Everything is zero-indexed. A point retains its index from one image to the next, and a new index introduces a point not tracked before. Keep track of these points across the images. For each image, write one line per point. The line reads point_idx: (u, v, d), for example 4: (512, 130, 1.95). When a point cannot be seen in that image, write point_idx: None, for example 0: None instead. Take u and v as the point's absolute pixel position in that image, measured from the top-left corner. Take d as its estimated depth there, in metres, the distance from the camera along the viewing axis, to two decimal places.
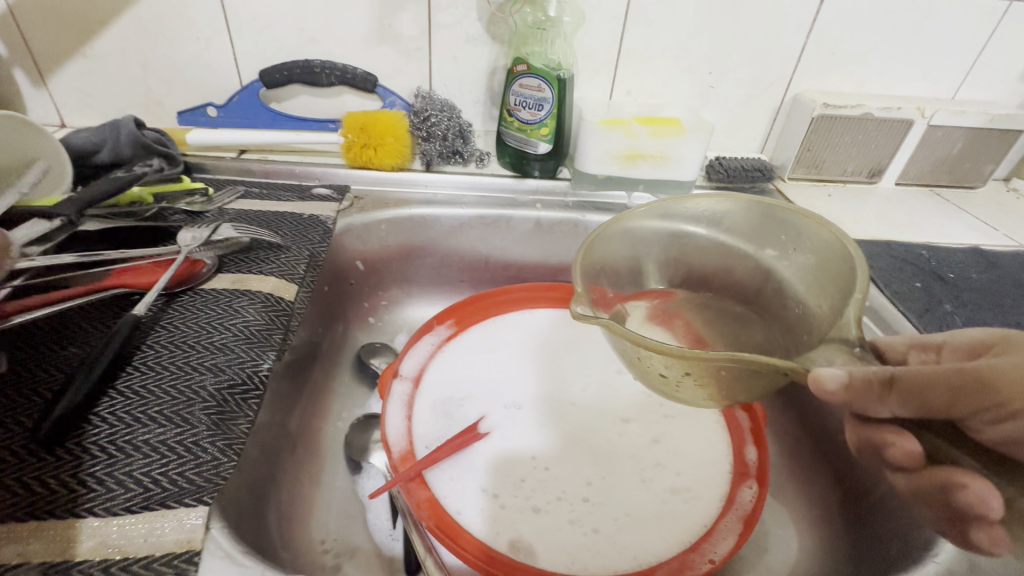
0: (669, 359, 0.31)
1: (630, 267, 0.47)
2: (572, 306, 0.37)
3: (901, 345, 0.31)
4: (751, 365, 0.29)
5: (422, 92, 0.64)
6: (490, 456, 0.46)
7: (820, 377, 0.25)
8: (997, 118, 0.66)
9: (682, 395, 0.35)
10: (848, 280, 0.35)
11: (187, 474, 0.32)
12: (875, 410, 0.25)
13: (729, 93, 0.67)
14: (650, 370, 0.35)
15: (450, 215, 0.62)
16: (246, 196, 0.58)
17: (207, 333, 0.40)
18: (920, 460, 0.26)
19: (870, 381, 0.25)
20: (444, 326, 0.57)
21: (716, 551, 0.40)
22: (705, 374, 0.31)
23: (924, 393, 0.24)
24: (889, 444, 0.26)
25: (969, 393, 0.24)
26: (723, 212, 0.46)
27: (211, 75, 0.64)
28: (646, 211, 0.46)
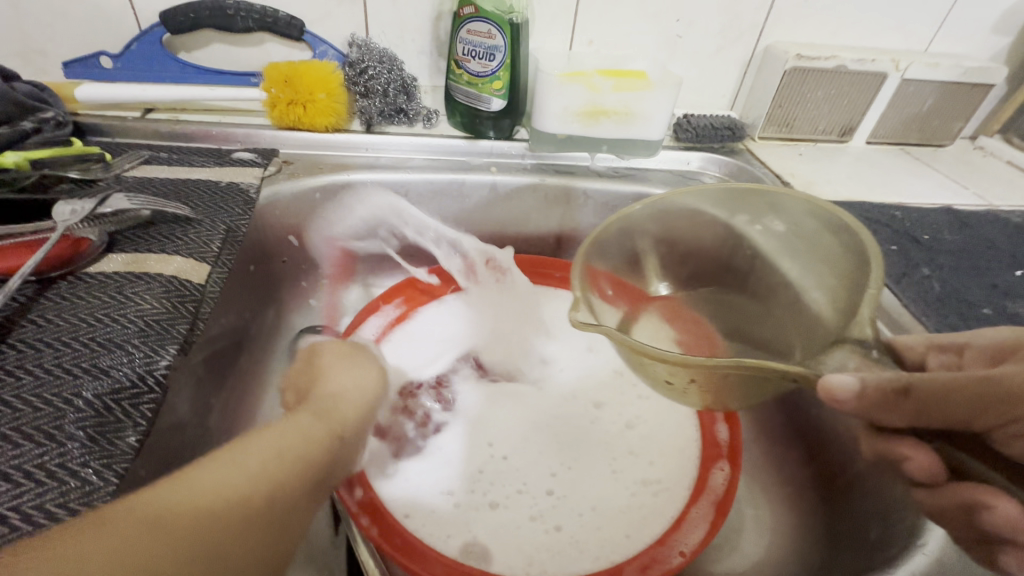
0: (676, 367, 0.27)
1: (622, 260, 0.42)
2: (571, 315, 0.32)
3: (921, 346, 0.30)
4: (758, 372, 0.25)
5: (358, 40, 0.56)
6: (454, 458, 0.41)
7: (830, 387, 0.24)
8: (970, 72, 0.63)
9: (684, 400, 0.32)
10: (855, 263, 0.32)
11: (47, 507, 0.25)
12: (886, 418, 0.25)
13: (698, 44, 0.62)
14: (654, 377, 0.31)
15: (394, 181, 0.55)
16: (151, 161, 0.50)
17: (89, 327, 0.33)
18: (934, 468, 0.26)
19: (884, 391, 0.24)
20: (392, 305, 0.51)
21: (686, 542, 0.37)
22: (710, 381, 0.28)
23: (940, 402, 0.24)
24: (908, 457, 0.27)
25: (991, 404, 0.24)
26: (705, 193, 0.41)
27: (101, 17, 0.54)
28: (638, 209, 0.40)
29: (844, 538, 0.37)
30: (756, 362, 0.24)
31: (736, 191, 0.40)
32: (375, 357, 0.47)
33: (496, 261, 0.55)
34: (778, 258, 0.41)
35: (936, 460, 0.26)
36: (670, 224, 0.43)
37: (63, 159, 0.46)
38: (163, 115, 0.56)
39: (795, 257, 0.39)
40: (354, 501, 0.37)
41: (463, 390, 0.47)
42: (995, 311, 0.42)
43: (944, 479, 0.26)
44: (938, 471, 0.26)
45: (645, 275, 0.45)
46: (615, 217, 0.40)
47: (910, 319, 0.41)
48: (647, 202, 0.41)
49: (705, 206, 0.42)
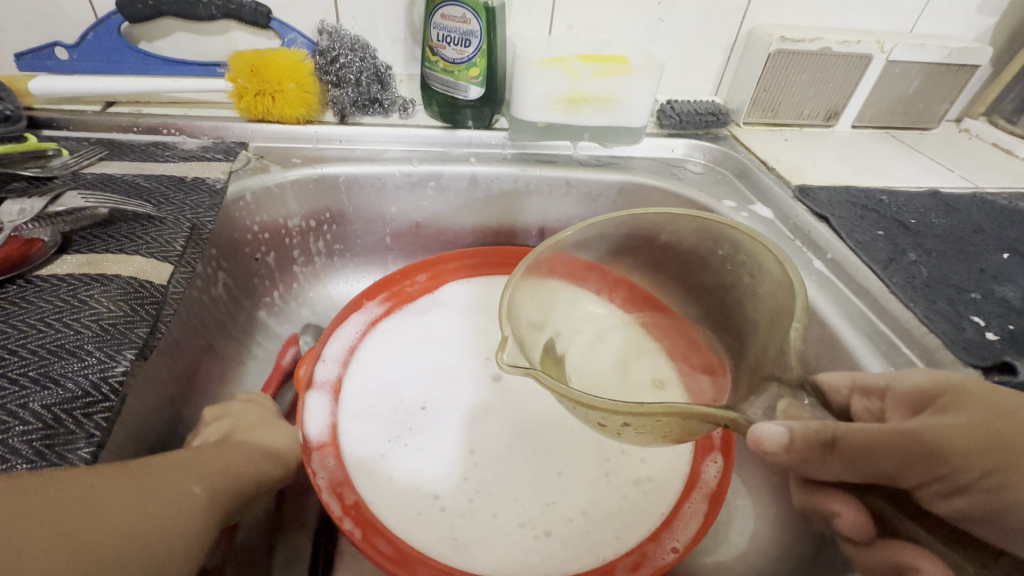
0: (602, 412, 0.26)
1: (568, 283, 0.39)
2: (497, 355, 0.30)
3: (844, 388, 0.29)
4: (690, 414, 0.24)
5: (327, 27, 0.54)
6: (443, 441, 0.41)
7: (759, 436, 0.24)
8: (955, 53, 0.62)
9: (625, 440, 0.30)
10: (786, 312, 0.30)
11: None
12: (819, 472, 0.25)
13: (680, 28, 0.61)
14: (588, 419, 0.30)
15: (370, 173, 0.53)
16: (111, 157, 0.48)
17: (39, 333, 0.32)
18: (862, 524, 0.27)
19: (811, 443, 0.25)
20: (374, 303, 0.49)
21: (679, 538, 0.36)
22: (645, 425, 0.26)
23: (864, 455, 0.25)
24: (838, 512, 0.27)
25: (914, 461, 0.24)
26: (660, 217, 0.37)
27: (55, 6, 0.51)
28: (580, 232, 0.37)
29: None
30: (685, 406, 0.24)
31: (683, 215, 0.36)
32: (353, 356, 0.46)
33: (467, 251, 0.53)
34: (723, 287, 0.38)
35: (863, 515, 0.26)
36: (624, 243, 0.40)
37: (18, 156, 0.44)
38: (125, 109, 0.54)
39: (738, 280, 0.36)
40: (337, 502, 0.37)
41: (448, 382, 0.45)
42: (983, 295, 0.41)
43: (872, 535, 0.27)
44: (867, 530, 0.27)
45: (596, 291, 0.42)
46: (545, 243, 0.35)
47: (896, 305, 0.40)
48: (582, 225, 0.37)
49: (650, 225, 0.38)
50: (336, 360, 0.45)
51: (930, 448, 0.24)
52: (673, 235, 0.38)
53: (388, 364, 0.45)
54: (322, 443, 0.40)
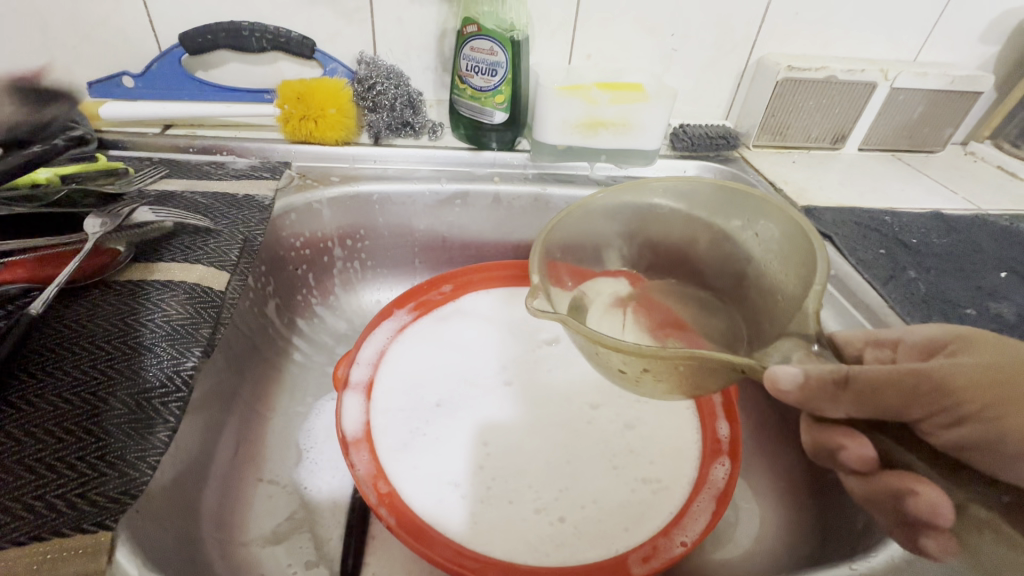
0: (628, 355, 0.29)
1: (591, 248, 0.43)
2: (527, 301, 0.33)
3: (858, 341, 0.31)
4: (707, 362, 0.27)
5: (366, 58, 0.59)
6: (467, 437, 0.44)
7: (776, 377, 0.26)
8: (958, 81, 0.65)
9: (640, 389, 0.33)
10: (809, 270, 0.33)
11: (69, 495, 0.28)
12: (829, 409, 0.25)
13: (692, 57, 0.64)
14: (608, 365, 0.33)
15: (401, 191, 0.57)
16: (170, 175, 0.53)
17: (123, 331, 0.36)
18: (869, 457, 0.26)
19: (825, 380, 0.25)
20: (403, 311, 0.53)
21: (686, 533, 0.39)
22: (663, 370, 0.29)
23: (875, 393, 0.25)
24: (844, 447, 0.27)
25: (920, 395, 0.25)
26: (684, 187, 0.41)
27: (124, 40, 0.57)
28: (608, 194, 0.41)
29: (834, 530, 0.38)
30: (703, 353, 0.26)
31: (717, 188, 0.40)
32: (385, 358, 0.49)
33: (490, 264, 0.57)
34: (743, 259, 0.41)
35: (870, 449, 0.26)
36: (651, 215, 0.43)
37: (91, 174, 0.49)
38: (181, 131, 0.59)
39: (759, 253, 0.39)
40: (373, 492, 0.40)
41: (477, 381, 0.48)
42: (978, 311, 0.44)
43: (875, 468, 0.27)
44: (870, 463, 0.26)
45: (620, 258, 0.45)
46: (576, 203, 0.40)
47: (895, 319, 0.43)
48: (609, 190, 0.41)
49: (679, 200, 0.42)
50: (369, 363, 0.49)
51: (938, 385, 0.25)
52: (694, 208, 0.42)
53: (425, 364, 0.49)
54: (357, 439, 0.43)
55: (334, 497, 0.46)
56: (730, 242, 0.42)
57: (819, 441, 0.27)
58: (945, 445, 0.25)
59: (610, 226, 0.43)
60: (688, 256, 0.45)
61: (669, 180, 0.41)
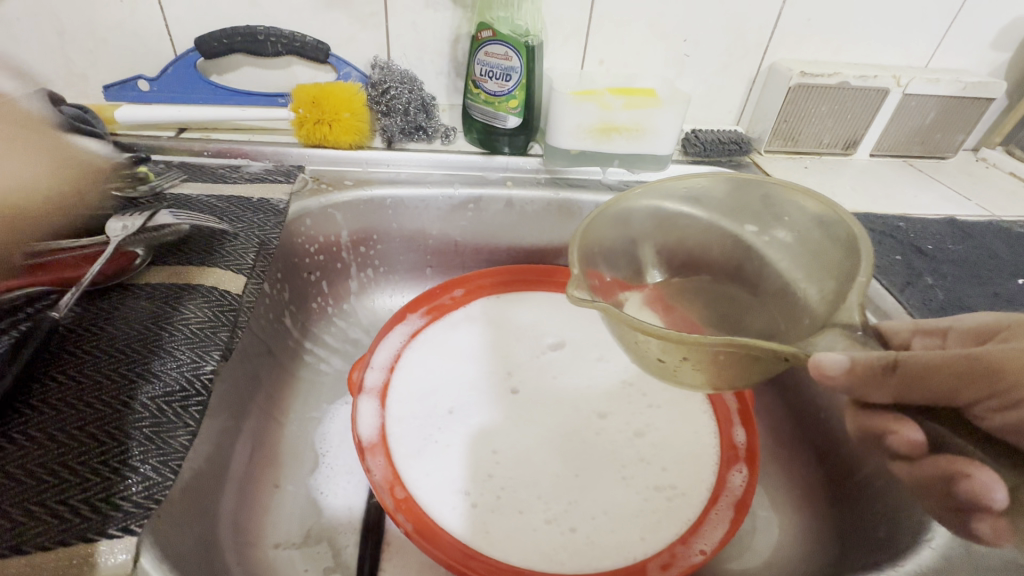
0: (668, 343, 0.29)
1: (625, 247, 0.43)
2: (569, 288, 0.33)
3: (906, 330, 0.30)
4: (748, 350, 0.27)
5: (380, 62, 0.59)
6: (477, 444, 0.44)
7: (821, 363, 0.25)
8: (970, 87, 0.65)
9: (677, 381, 0.33)
10: (851, 262, 0.33)
11: (91, 501, 0.28)
12: (874, 394, 0.25)
13: (705, 62, 0.65)
14: (646, 355, 0.32)
15: (415, 196, 0.57)
16: (187, 178, 0.53)
17: (142, 334, 0.36)
18: (919, 443, 0.26)
19: (873, 367, 0.25)
20: (417, 315, 0.53)
21: (705, 542, 0.39)
22: (703, 359, 0.29)
23: (923, 378, 0.24)
24: (892, 431, 0.26)
25: (975, 379, 0.24)
26: (717, 188, 0.42)
27: (140, 44, 0.57)
28: (644, 193, 0.42)
29: (852, 538, 0.38)
30: (744, 341, 0.26)
31: (730, 184, 0.42)
32: (400, 362, 0.49)
33: (503, 269, 0.57)
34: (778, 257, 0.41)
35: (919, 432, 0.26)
36: (684, 218, 0.44)
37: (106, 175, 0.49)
38: (195, 134, 0.60)
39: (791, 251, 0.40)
40: (390, 497, 0.40)
41: (494, 386, 0.48)
42: None
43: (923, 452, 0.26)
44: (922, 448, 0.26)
45: (640, 259, 0.45)
46: (616, 199, 0.40)
47: None
48: (646, 188, 0.42)
49: (688, 196, 0.43)
50: (383, 367, 0.49)
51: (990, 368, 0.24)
52: (725, 209, 0.43)
53: (452, 366, 0.50)
54: (372, 444, 0.43)
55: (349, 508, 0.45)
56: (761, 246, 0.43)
57: (865, 426, 0.27)
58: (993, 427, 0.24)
59: (644, 226, 0.44)
60: (701, 253, 0.46)
61: (680, 179, 0.42)
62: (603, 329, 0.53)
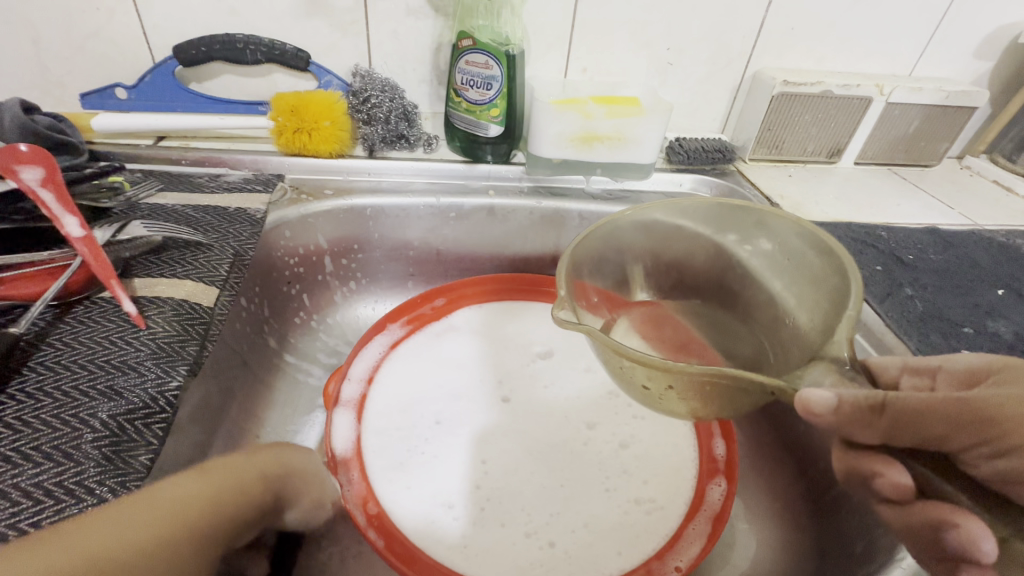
0: (653, 370, 0.28)
1: (612, 267, 0.43)
2: (554, 310, 0.33)
3: (895, 369, 0.29)
4: (734, 381, 0.26)
5: (360, 71, 0.59)
6: (454, 455, 0.43)
7: (808, 400, 0.24)
8: (953, 95, 0.65)
9: (664, 409, 0.33)
10: (839, 295, 0.32)
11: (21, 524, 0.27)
12: (862, 436, 0.24)
13: (688, 71, 0.64)
14: (632, 381, 0.32)
15: (395, 205, 0.57)
16: (165, 188, 0.52)
17: (106, 350, 0.35)
18: (905, 485, 0.24)
19: (861, 407, 0.24)
20: (397, 326, 0.52)
21: (682, 558, 0.38)
22: (689, 388, 0.29)
23: (913, 423, 0.23)
24: (879, 474, 0.25)
25: (967, 423, 0.23)
26: (701, 208, 0.41)
27: (118, 52, 0.57)
28: (634, 213, 0.41)
29: (832, 553, 0.38)
30: (730, 370, 0.26)
31: (718, 206, 0.41)
32: (379, 373, 0.49)
33: (483, 277, 0.57)
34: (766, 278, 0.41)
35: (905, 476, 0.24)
36: (671, 239, 0.43)
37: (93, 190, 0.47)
38: (174, 143, 0.59)
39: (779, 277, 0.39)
40: (362, 513, 0.40)
41: (477, 396, 0.48)
42: (976, 329, 0.44)
43: (911, 498, 0.24)
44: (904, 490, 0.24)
45: (623, 284, 0.45)
46: (605, 220, 0.39)
47: (893, 337, 0.43)
48: (636, 207, 0.41)
49: (663, 215, 0.42)
50: (361, 379, 0.48)
51: (982, 413, 0.23)
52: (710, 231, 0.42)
53: (434, 380, 0.49)
54: (347, 459, 0.43)
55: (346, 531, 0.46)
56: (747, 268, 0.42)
57: (851, 467, 0.26)
58: (984, 474, 0.23)
59: (633, 245, 0.43)
60: (689, 272, 0.46)
61: (669, 202, 0.41)
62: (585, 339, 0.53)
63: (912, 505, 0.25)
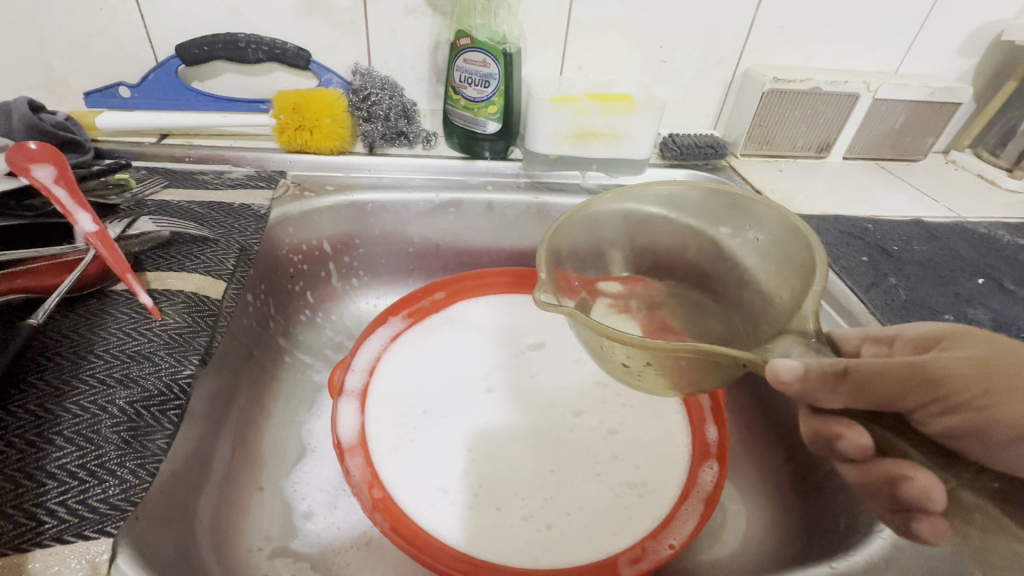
0: (634, 349, 0.30)
1: (594, 252, 0.45)
2: (536, 293, 0.35)
3: (855, 337, 0.31)
4: (709, 356, 0.28)
5: (361, 69, 0.60)
6: (455, 443, 0.45)
7: (777, 370, 0.26)
8: (937, 92, 0.67)
9: (645, 386, 0.34)
10: (807, 271, 0.34)
11: (49, 505, 0.28)
12: (826, 400, 0.26)
13: (681, 68, 0.66)
14: (613, 360, 0.33)
15: (396, 200, 0.58)
16: (172, 185, 0.54)
17: (120, 340, 0.37)
18: (868, 447, 0.26)
19: (825, 374, 0.25)
20: (397, 318, 0.54)
21: (675, 536, 0.40)
22: (667, 364, 0.30)
23: (872, 385, 0.25)
24: (842, 436, 0.26)
25: (918, 385, 0.25)
26: (683, 194, 0.43)
27: (120, 50, 0.58)
28: (612, 198, 0.43)
29: (816, 531, 0.40)
30: (704, 345, 0.27)
31: (701, 190, 0.42)
32: (380, 364, 0.50)
33: (495, 275, 0.58)
34: (742, 259, 0.42)
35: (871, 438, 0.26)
36: (652, 223, 0.45)
37: (100, 187, 0.49)
38: (177, 140, 0.60)
39: (755, 257, 0.41)
40: (367, 497, 0.41)
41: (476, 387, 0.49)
42: (955, 317, 0.46)
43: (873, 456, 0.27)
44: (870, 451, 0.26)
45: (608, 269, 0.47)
46: (583, 203, 0.41)
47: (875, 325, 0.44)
48: (614, 193, 0.43)
49: (643, 200, 0.44)
50: (363, 370, 0.50)
51: (935, 376, 0.25)
52: (693, 214, 0.44)
53: (430, 367, 0.50)
54: (351, 446, 0.44)
55: (349, 524, 0.46)
56: (726, 250, 0.44)
57: (818, 431, 0.27)
58: (936, 432, 0.24)
59: (614, 231, 0.45)
60: (672, 256, 0.47)
61: (650, 185, 0.43)
62: None
63: (870, 464, 0.27)
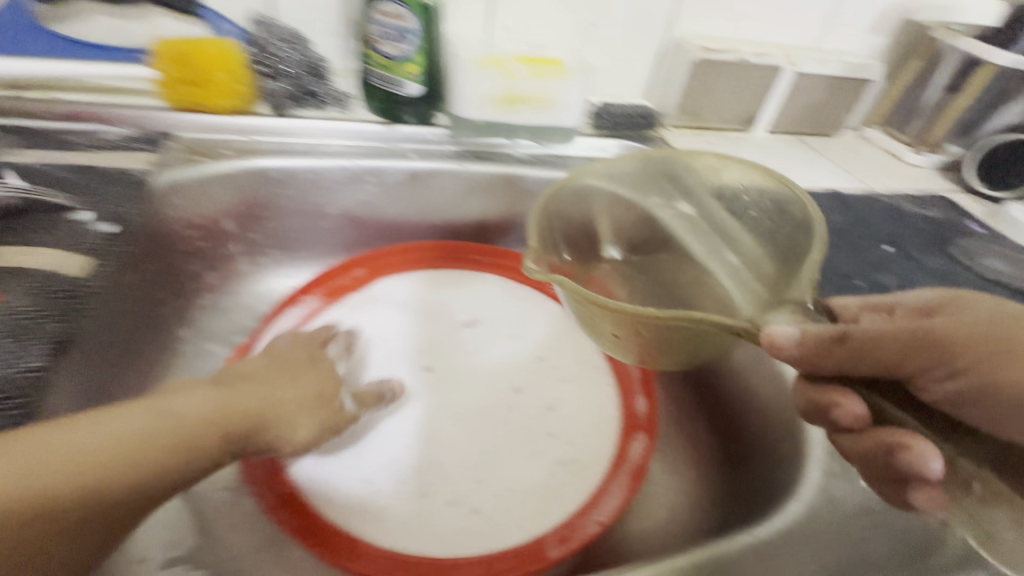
0: (618, 315, 0.30)
1: (576, 233, 0.43)
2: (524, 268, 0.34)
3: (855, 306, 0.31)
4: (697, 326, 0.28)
5: (261, 18, 0.54)
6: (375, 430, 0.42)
7: (773, 336, 0.26)
8: (853, 68, 0.69)
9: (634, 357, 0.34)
10: (803, 224, 0.34)
11: None
12: (823, 366, 0.25)
13: (612, 34, 0.64)
14: (602, 329, 0.33)
15: (307, 167, 0.52)
16: (29, 144, 0.46)
17: None
18: (862, 415, 0.25)
19: (823, 339, 0.25)
20: (312, 297, 0.49)
21: (603, 513, 0.38)
22: (651, 333, 0.30)
23: (873, 349, 0.25)
24: (836, 405, 0.26)
25: (926, 350, 0.25)
26: (630, 164, 0.42)
27: None
28: (579, 184, 0.41)
29: (740, 497, 0.40)
30: (679, 313, 0.27)
31: (636, 160, 0.42)
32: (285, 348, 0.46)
33: (411, 246, 0.53)
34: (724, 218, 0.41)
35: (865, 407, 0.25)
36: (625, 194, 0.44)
37: None
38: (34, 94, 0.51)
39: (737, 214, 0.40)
40: (270, 494, 0.39)
41: (395, 370, 0.46)
42: (868, 283, 0.47)
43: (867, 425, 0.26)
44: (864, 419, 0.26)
45: (594, 243, 0.45)
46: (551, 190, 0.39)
47: None
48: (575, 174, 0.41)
49: (606, 177, 0.42)
50: (266, 353, 0.46)
51: (939, 342, 0.25)
52: (640, 182, 0.43)
53: (389, 347, 0.47)
54: None
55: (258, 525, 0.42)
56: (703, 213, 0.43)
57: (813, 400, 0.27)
58: (937, 398, 0.25)
59: (592, 211, 0.43)
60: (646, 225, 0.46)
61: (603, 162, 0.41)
62: (517, 307, 0.51)
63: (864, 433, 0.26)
